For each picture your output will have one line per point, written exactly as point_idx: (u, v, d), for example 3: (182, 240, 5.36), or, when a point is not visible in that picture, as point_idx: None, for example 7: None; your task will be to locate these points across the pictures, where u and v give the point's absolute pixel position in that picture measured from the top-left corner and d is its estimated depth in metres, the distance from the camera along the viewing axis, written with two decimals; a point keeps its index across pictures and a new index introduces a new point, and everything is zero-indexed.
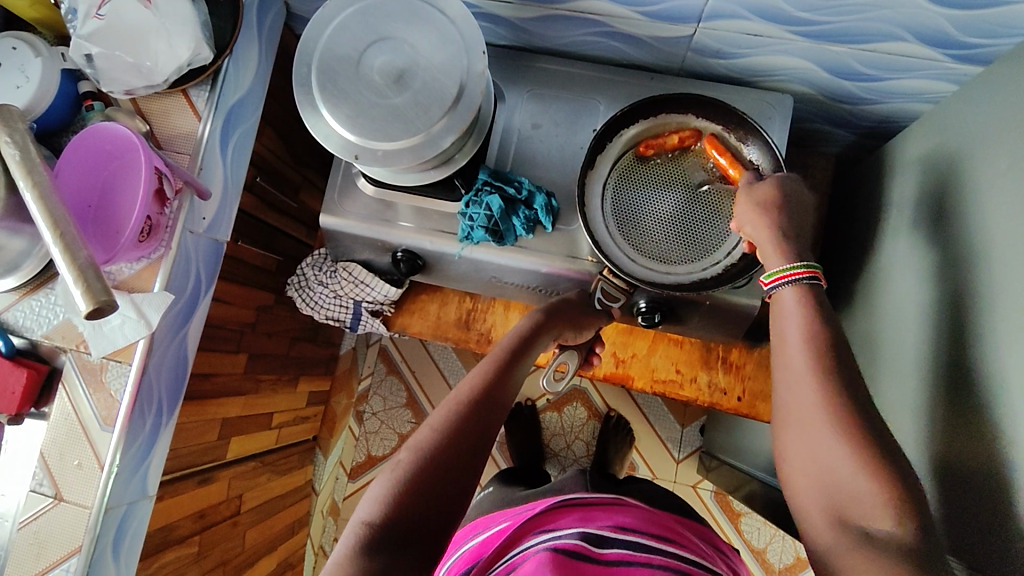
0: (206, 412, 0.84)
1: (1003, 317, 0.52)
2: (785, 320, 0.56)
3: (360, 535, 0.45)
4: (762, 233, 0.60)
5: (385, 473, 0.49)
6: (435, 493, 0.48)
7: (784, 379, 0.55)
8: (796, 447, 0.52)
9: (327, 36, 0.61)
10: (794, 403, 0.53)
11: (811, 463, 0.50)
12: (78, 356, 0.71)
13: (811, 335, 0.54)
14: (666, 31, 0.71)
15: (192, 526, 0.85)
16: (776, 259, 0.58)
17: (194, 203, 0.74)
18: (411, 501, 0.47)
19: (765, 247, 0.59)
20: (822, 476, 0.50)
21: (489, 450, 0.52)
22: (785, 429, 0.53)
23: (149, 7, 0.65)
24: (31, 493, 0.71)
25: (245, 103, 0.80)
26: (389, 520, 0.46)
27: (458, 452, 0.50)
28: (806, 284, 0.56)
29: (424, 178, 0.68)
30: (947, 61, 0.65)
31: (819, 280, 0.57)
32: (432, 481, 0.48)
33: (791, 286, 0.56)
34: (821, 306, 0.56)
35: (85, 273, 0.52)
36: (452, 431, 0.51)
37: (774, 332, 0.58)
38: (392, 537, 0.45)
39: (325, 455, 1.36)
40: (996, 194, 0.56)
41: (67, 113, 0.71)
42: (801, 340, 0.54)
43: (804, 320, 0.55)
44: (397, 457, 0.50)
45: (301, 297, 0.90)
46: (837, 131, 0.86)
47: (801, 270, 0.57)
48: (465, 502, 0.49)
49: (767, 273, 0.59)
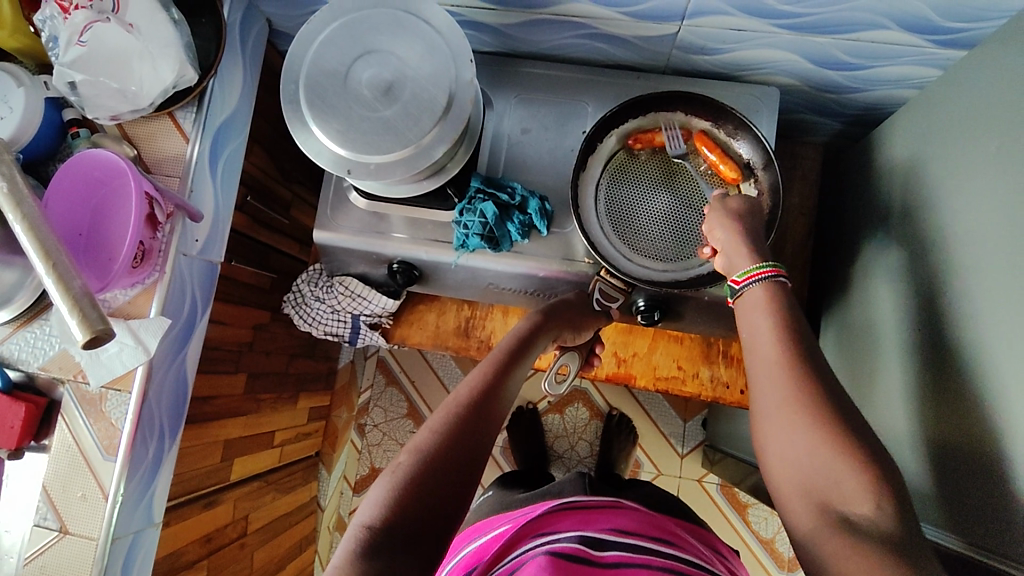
0: (206, 434, 0.83)
1: (997, 298, 0.52)
2: (757, 321, 0.56)
3: (361, 537, 0.44)
4: (733, 237, 0.62)
5: (385, 476, 0.49)
6: (435, 492, 0.47)
7: (754, 370, 0.54)
8: (768, 441, 0.51)
9: (313, 52, 0.61)
10: (762, 393, 0.52)
11: (783, 454, 0.50)
12: (76, 387, 0.71)
13: (794, 330, 0.54)
14: (651, 30, 0.71)
15: (199, 551, 0.84)
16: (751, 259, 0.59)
17: (186, 226, 0.73)
18: (410, 502, 0.46)
19: (734, 251, 0.61)
20: (792, 467, 0.49)
21: (489, 448, 0.52)
22: (763, 424, 0.52)
23: (131, 31, 0.65)
24: (35, 528, 0.71)
25: (233, 123, 0.79)
26: (390, 523, 0.45)
27: (460, 451, 0.50)
28: (774, 283, 0.57)
29: (417, 189, 0.68)
30: (930, 47, 0.66)
31: (784, 279, 0.58)
32: (433, 481, 0.48)
33: (761, 284, 0.57)
34: (790, 306, 0.56)
35: (80, 303, 0.51)
36: (451, 433, 0.51)
37: (742, 331, 0.57)
38: (393, 538, 0.44)
39: (328, 471, 1.34)
40: (986, 175, 0.57)
41: (52, 141, 0.71)
42: (776, 325, 0.54)
43: (776, 318, 0.55)
44: (397, 460, 0.49)
45: (299, 314, 0.89)
46: (824, 120, 0.86)
47: (767, 270, 0.58)
48: (465, 504, 0.49)
49: (739, 272, 0.59)
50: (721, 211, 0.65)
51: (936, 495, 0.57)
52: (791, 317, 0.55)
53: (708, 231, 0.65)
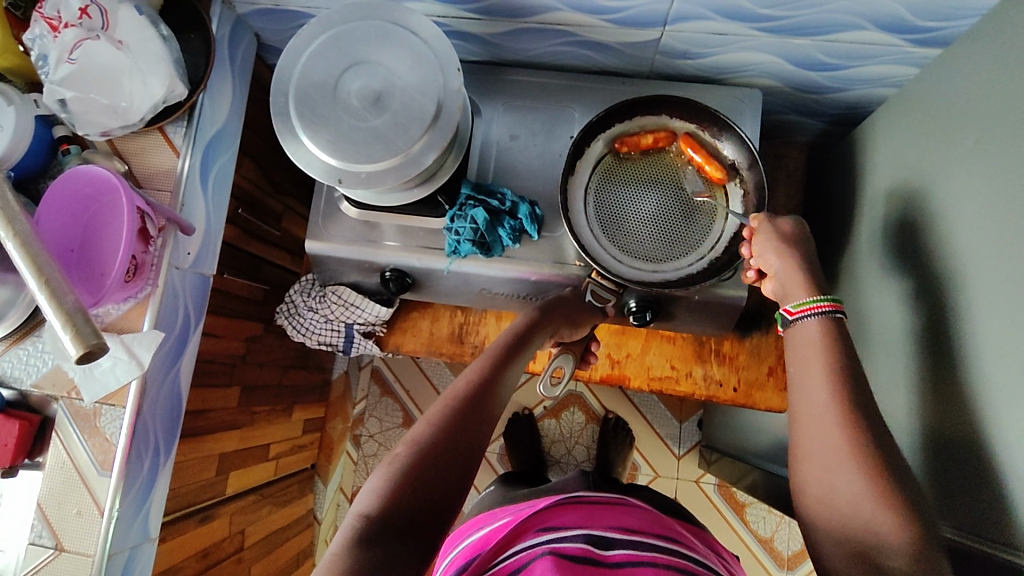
0: (201, 448, 0.83)
1: (982, 287, 0.54)
2: (807, 351, 0.57)
3: (359, 526, 0.44)
4: (789, 269, 0.61)
5: (382, 467, 0.49)
6: (433, 482, 0.48)
7: (800, 399, 0.55)
8: (807, 468, 0.52)
9: (302, 64, 0.62)
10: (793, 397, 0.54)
11: (822, 486, 0.50)
12: (70, 404, 0.71)
13: (840, 362, 0.55)
14: (634, 36, 0.73)
15: (196, 566, 0.84)
16: (806, 292, 0.59)
17: (178, 239, 0.73)
18: (408, 491, 0.47)
19: (791, 281, 0.61)
20: (825, 489, 0.50)
21: (486, 440, 0.53)
22: (802, 451, 0.53)
23: (120, 48, 0.65)
24: (30, 547, 0.70)
25: (223, 136, 0.80)
26: (386, 513, 0.45)
27: (457, 443, 0.50)
28: (831, 318, 0.57)
29: (407, 197, 0.69)
30: (906, 46, 0.68)
31: (842, 315, 0.58)
32: (431, 471, 0.48)
33: (816, 318, 0.57)
34: (844, 341, 0.56)
35: (74, 317, 0.51)
36: (449, 425, 0.51)
37: (790, 363, 0.58)
38: (390, 527, 0.45)
39: (324, 482, 1.33)
40: (966, 170, 0.58)
41: (43, 158, 0.71)
42: (822, 355, 0.55)
43: (825, 349, 0.56)
44: (394, 451, 0.50)
45: (292, 325, 0.90)
46: (806, 120, 0.88)
47: (825, 304, 0.58)
48: (463, 494, 0.49)
49: (794, 303, 0.59)
50: (771, 235, 0.64)
51: (930, 484, 0.58)
52: (842, 352, 0.55)
53: (755, 254, 0.65)
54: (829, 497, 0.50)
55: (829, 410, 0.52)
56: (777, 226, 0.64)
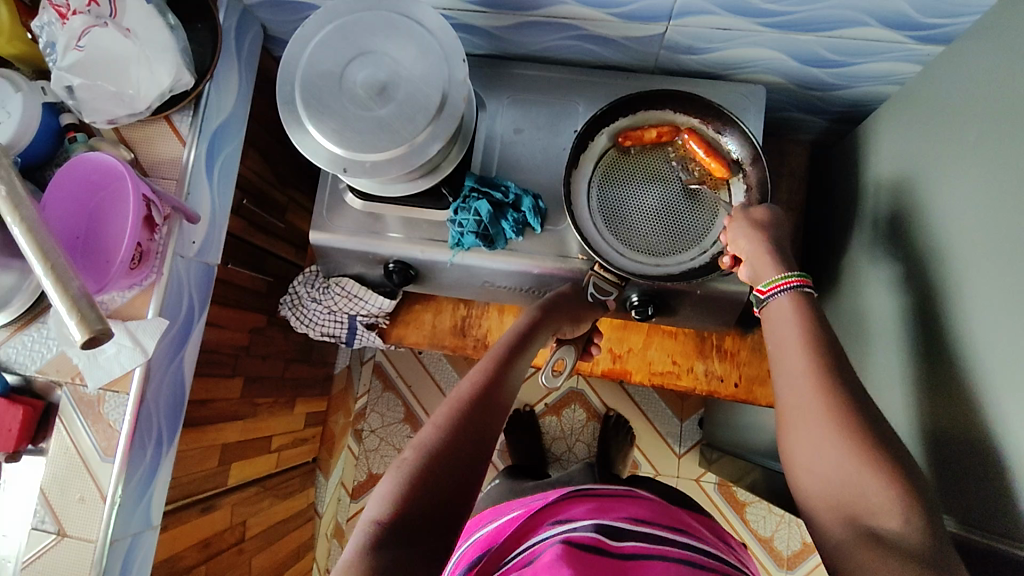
0: (203, 437, 0.83)
1: (982, 281, 0.54)
2: (781, 325, 0.57)
3: (371, 534, 0.45)
4: (759, 249, 0.62)
5: (391, 473, 0.49)
6: (442, 487, 0.48)
7: (782, 377, 0.55)
8: (799, 456, 0.51)
9: (308, 54, 0.62)
10: (788, 390, 0.53)
11: (807, 466, 0.50)
12: (74, 389, 0.71)
13: (815, 334, 0.55)
14: (638, 30, 0.73)
15: (197, 555, 0.84)
16: (776, 269, 0.60)
17: (183, 228, 0.74)
18: (418, 497, 0.47)
19: (760, 261, 0.61)
20: (818, 472, 0.49)
21: (493, 440, 0.53)
22: (788, 426, 0.53)
23: (128, 35, 0.66)
24: (33, 531, 0.71)
25: (228, 126, 0.80)
26: (397, 520, 0.45)
27: (465, 445, 0.51)
28: (800, 292, 0.58)
29: (412, 187, 0.69)
30: (910, 43, 0.68)
31: (811, 289, 0.58)
32: (440, 475, 0.48)
33: (788, 294, 0.58)
34: (813, 311, 0.57)
35: (78, 303, 0.50)
36: (456, 427, 0.51)
37: (767, 338, 0.58)
38: (402, 533, 0.45)
39: (326, 476, 1.33)
40: (968, 166, 0.58)
41: (49, 146, 0.72)
42: (795, 329, 0.56)
43: (799, 323, 0.56)
44: (403, 456, 0.50)
45: (295, 316, 0.90)
46: (810, 118, 0.88)
47: (794, 278, 0.58)
48: (472, 498, 0.49)
49: (766, 282, 0.60)
50: (743, 222, 0.65)
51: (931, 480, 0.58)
52: (817, 324, 0.56)
53: (730, 242, 0.66)
54: (824, 473, 0.49)
55: (809, 382, 0.52)
56: (749, 214, 0.65)
